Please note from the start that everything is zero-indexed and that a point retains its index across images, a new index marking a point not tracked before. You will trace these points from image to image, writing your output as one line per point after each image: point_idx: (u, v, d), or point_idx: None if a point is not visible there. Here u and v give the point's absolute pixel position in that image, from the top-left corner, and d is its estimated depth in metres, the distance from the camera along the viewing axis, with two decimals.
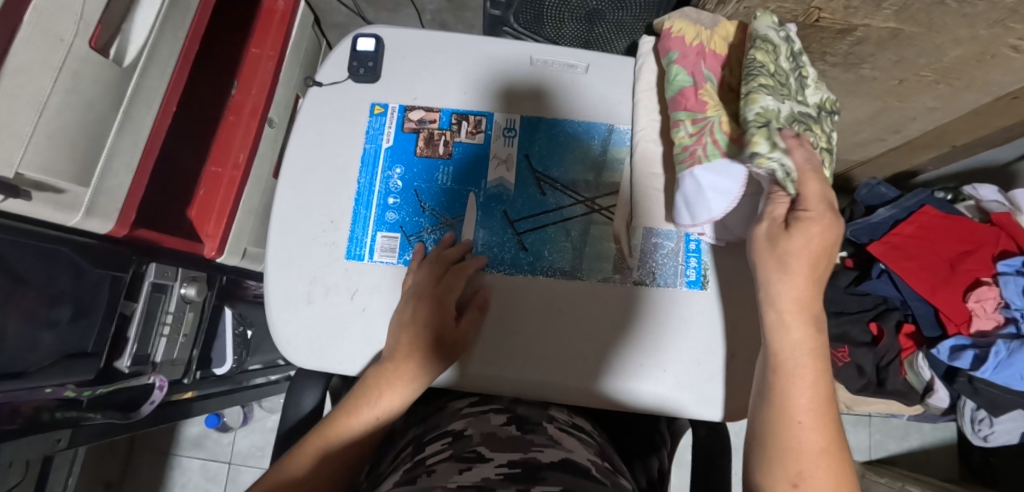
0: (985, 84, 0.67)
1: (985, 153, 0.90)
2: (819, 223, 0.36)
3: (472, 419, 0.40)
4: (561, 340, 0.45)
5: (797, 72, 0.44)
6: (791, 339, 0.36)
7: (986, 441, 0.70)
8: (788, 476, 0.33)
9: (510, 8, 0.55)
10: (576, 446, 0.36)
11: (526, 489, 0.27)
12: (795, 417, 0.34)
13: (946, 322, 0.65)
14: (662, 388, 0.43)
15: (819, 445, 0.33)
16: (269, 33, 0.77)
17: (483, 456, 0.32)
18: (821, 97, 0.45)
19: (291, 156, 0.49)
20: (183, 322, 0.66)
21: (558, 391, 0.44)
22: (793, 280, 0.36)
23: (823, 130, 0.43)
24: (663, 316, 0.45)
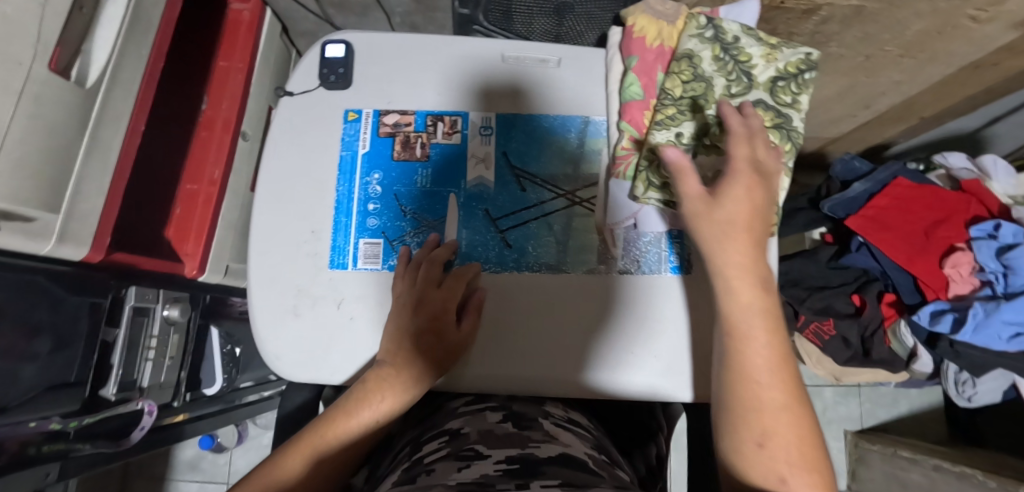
0: (947, 56, 0.68)
1: (953, 122, 0.92)
2: (741, 185, 0.38)
3: (469, 417, 0.39)
4: (553, 335, 0.45)
5: (736, 59, 0.46)
6: (741, 302, 0.36)
7: (970, 402, 0.72)
8: (752, 435, 0.32)
9: (477, 6, 0.55)
10: (573, 440, 0.36)
11: (525, 483, 0.27)
12: (753, 376, 0.34)
13: (924, 289, 0.66)
14: (654, 375, 0.44)
15: (779, 402, 0.33)
16: (236, 45, 0.76)
17: (480, 454, 0.32)
18: (774, 71, 0.46)
19: (267, 169, 0.49)
20: (168, 346, 0.65)
21: (553, 385, 0.44)
22: (735, 242, 0.37)
23: (767, 112, 0.45)
24: (653, 304, 0.46)
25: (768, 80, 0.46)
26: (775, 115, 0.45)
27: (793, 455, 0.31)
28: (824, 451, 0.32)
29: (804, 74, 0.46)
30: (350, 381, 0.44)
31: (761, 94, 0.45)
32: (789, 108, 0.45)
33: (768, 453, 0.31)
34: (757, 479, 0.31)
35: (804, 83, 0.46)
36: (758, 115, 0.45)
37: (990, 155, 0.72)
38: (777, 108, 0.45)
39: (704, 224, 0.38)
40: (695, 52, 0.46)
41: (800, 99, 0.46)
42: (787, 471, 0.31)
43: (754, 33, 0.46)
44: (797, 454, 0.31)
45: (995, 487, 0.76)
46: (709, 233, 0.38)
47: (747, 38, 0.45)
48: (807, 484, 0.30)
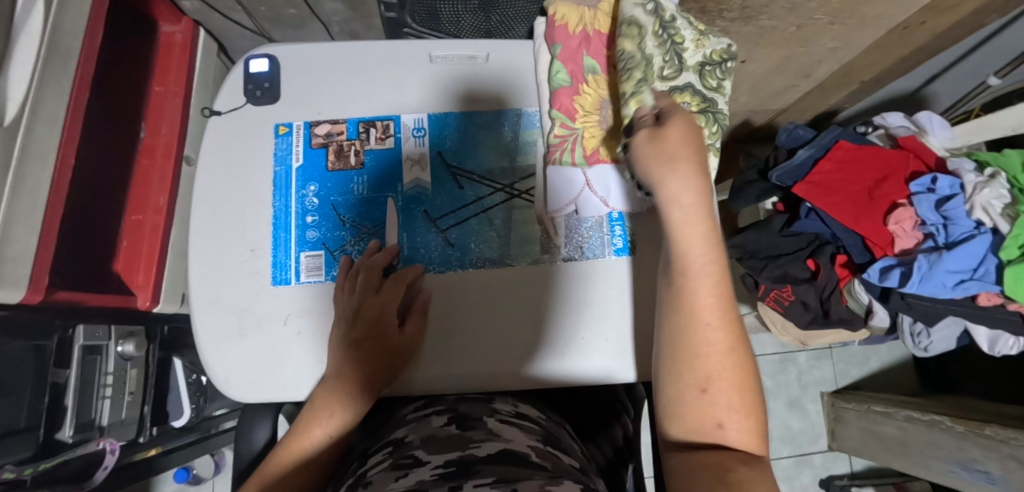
0: (875, 18, 0.70)
1: (894, 84, 0.95)
2: (685, 123, 0.38)
3: (414, 424, 0.39)
4: (500, 331, 0.45)
5: (672, 39, 0.46)
6: (690, 241, 0.35)
7: (926, 351, 0.74)
8: (697, 382, 0.33)
9: (403, 8, 0.54)
10: (516, 435, 0.37)
11: (458, 485, 0.26)
12: (703, 317, 0.33)
13: (873, 247, 0.68)
14: (604, 358, 0.44)
15: (724, 344, 0.33)
16: (170, 68, 0.74)
17: (417, 461, 0.31)
18: (703, 55, 0.47)
19: (200, 192, 0.48)
20: (126, 381, 0.63)
21: (505, 378, 0.44)
22: (683, 174, 0.36)
23: (696, 95, 0.46)
24: (597, 287, 0.46)
25: (696, 63, 0.47)
26: (701, 98, 0.46)
27: (734, 401, 0.32)
28: (760, 392, 0.34)
29: (727, 63, 0.47)
30: (305, 396, 0.44)
31: (690, 77, 0.46)
32: (714, 92, 0.47)
33: (710, 397, 0.32)
34: (694, 424, 0.32)
35: (728, 71, 0.47)
36: (685, 99, 0.46)
37: (925, 111, 0.74)
38: (704, 93, 0.46)
39: (646, 151, 0.37)
40: (633, 18, 0.45)
41: (724, 84, 0.47)
42: (725, 417, 0.32)
43: (687, 16, 0.47)
44: (737, 399, 0.32)
45: (962, 430, 0.79)
46: (648, 163, 0.37)
47: (681, 19, 0.46)
48: (745, 428, 0.32)
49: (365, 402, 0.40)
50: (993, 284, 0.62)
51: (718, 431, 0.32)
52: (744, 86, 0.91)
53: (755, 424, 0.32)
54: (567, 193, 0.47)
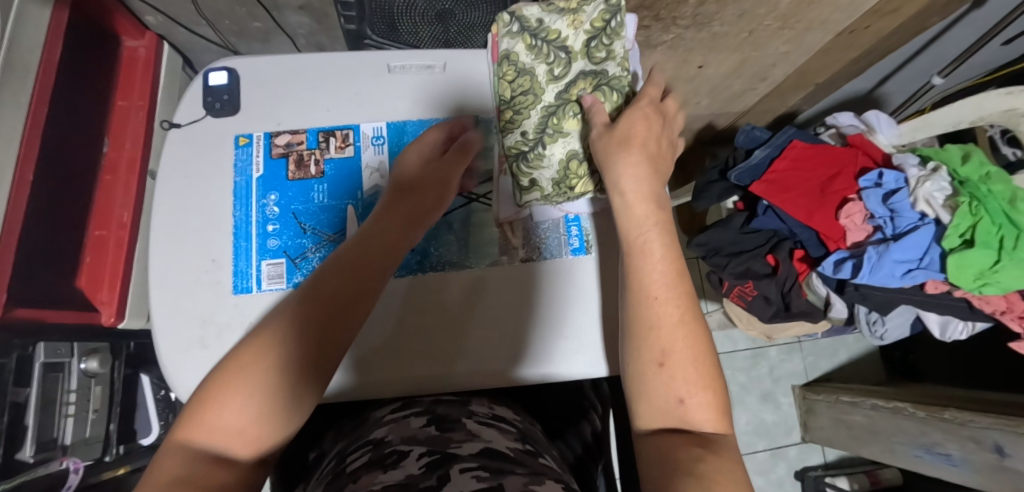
0: (821, 22, 0.74)
1: (848, 85, 0.99)
2: (641, 112, 0.41)
3: (393, 425, 0.38)
4: (482, 325, 0.47)
5: (547, 40, 0.45)
6: (636, 218, 0.37)
7: (882, 339, 0.76)
8: (654, 357, 0.32)
9: (363, 20, 0.56)
10: (495, 436, 0.36)
11: (444, 472, 0.26)
12: (652, 293, 0.34)
13: (826, 241, 0.71)
14: (572, 357, 0.46)
15: (675, 318, 0.33)
16: (134, 84, 0.74)
17: (401, 455, 0.31)
18: (585, 32, 0.45)
19: (160, 205, 0.48)
20: (89, 399, 0.62)
21: (479, 379, 0.45)
22: (628, 159, 0.39)
23: (593, 84, 0.45)
24: (567, 285, 0.48)
25: (583, 46, 0.45)
26: (595, 77, 0.45)
27: (691, 375, 0.31)
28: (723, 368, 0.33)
29: (614, 21, 0.44)
30: None
31: (582, 64, 0.45)
32: (606, 63, 0.45)
33: (668, 372, 0.31)
34: (658, 400, 0.32)
35: (615, 32, 0.44)
36: (582, 86, 0.45)
37: (873, 110, 0.77)
38: (596, 73, 0.45)
39: (599, 146, 0.41)
40: (511, 50, 0.46)
41: (616, 48, 0.45)
42: (685, 392, 0.31)
43: (554, 6, 0.45)
44: (694, 372, 0.31)
45: (924, 415, 0.82)
46: (602, 151, 0.40)
47: (550, 15, 0.45)
48: (705, 403, 0.31)
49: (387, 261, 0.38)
50: (937, 273, 0.65)
51: (680, 407, 0.31)
52: (705, 90, 0.94)
53: (718, 402, 0.31)
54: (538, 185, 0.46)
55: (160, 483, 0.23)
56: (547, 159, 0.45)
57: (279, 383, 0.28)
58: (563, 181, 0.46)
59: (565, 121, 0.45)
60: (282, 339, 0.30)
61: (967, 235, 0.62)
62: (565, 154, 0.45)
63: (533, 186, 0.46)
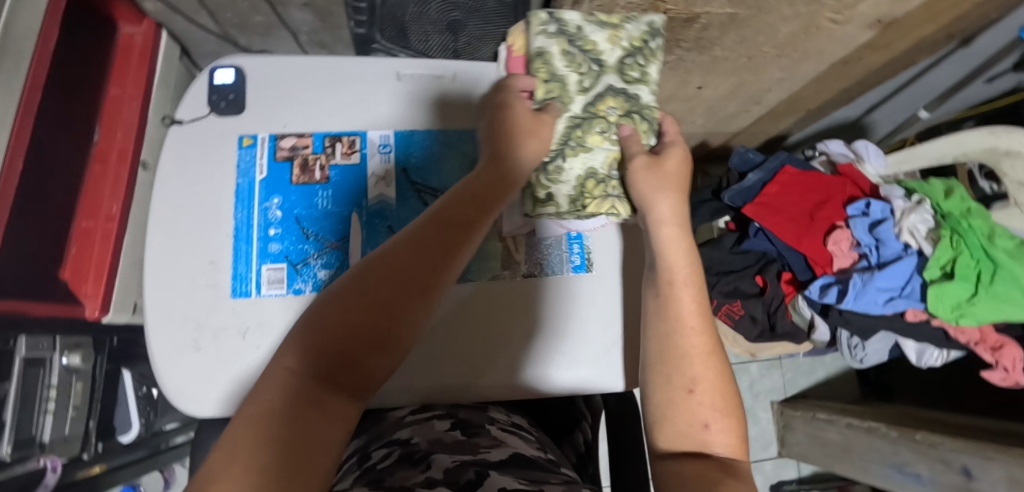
0: (818, 53, 0.76)
1: (839, 113, 1.01)
2: (675, 149, 0.45)
3: (416, 427, 0.40)
4: (497, 335, 0.48)
5: (583, 50, 0.44)
6: (677, 250, 0.40)
7: (862, 363, 0.79)
8: (683, 383, 0.34)
9: (373, 25, 0.55)
10: (519, 443, 0.40)
11: (482, 469, 0.32)
12: (688, 322, 0.36)
13: (814, 266, 0.72)
14: (578, 370, 0.48)
15: (704, 348, 0.35)
16: (128, 72, 0.72)
17: (433, 454, 0.35)
18: (622, 48, 0.44)
19: (158, 202, 0.47)
20: (70, 394, 0.61)
21: (494, 389, 0.47)
22: (664, 195, 0.42)
23: (622, 104, 0.46)
24: (569, 302, 0.50)
25: (616, 62, 0.45)
26: (625, 98, 0.46)
27: (717, 402, 0.33)
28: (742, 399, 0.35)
29: (652, 44, 0.44)
30: None
31: (612, 79, 0.45)
32: (637, 84, 0.46)
33: (696, 399, 0.33)
34: (682, 424, 0.33)
35: (652, 55, 0.45)
36: (612, 104, 0.46)
37: (862, 140, 0.80)
38: (626, 92, 0.46)
39: (645, 177, 0.43)
40: (544, 48, 0.43)
41: (648, 72, 0.46)
42: (710, 418, 0.33)
43: (594, 16, 0.44)
44: (720, 399, 0.33)
45: (896, 435, 0.85)
46: (645, 185, 0.43)
47: (590, 25, 0.44)
48: (728, 429, 0.32)
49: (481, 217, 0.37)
50: (918, 302, 0.68)
51: (705, 432, 0.32)
52: (701, 110, 0.95)
53: (739, 429, 0.33)
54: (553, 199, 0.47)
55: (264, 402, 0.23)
56: (565, 173, 0.47)
57: (371, 319, 0.28)
58: (579, 198, 0.47)
59: (587, 136, 0.46)
60: (377, 277, 0.29)
61: (947, 268, 0.65)
62: (582, 171, 0.47)
63: (549, 200, 0.47)
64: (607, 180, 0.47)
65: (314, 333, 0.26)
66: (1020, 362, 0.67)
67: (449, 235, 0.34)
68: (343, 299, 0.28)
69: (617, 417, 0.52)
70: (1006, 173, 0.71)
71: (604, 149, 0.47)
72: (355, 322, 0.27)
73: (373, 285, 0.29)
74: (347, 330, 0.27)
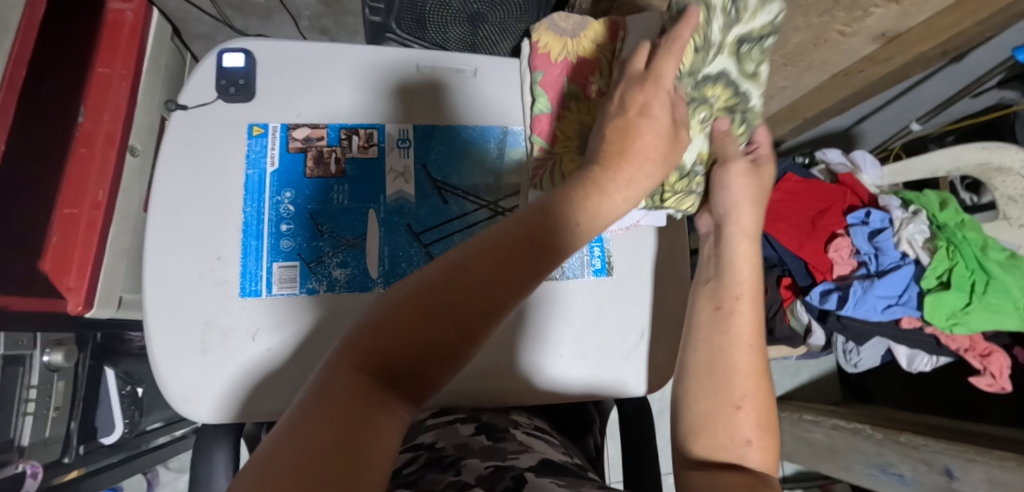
0: (822, 63, 0.77)
1: (833, 123, 1.03)
2: (766, 166, 0.46)
3: (440, 431, 0.39)
4: (523, 339, 0.48)
5: (735, 13, 0.39)
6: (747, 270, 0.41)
7: (856, 367, 0.81)
8: (731, 399, 0.34)
9: (390, 13, 0.53)
10: (546, 448, 0.39)
11: (518, 474, 0.31)
12: (748, 340, 0.37)
13: (814, 272, 0.73)
14: (597, 373, 0.49)
15: (754, 368, 0.36)
16: (118, 50, 0.68)
17: (462, 460, 0.34)
18: (748, 30, 0.41)
19: (161, 194, 0.44)
20: (52, 395, 0.57)
21: (515, 395, 0.47)
22: (745, 211, 0.44)
23: (727, 93, 0.44)
24: (590, 306, 0.50)
25: (734, 41, 0.41)
26: (733, 90, 0.44)
27: (762, 422, 0.33)
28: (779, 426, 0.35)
29: (767, 39, 0.42)
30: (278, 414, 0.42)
31: (727, 63, 0.42)
32: (748, 80, 0.44)
33: (742, 415, 0.33)
34: (725, 436, 0.32)
35: (763, 53, 0.43)
36: (719, 92, 0.43)
37: (860, 150, 0.81)
38: (739, 84, 0.44)
39: (751, 180, 0.45)
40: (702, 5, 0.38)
41: (759, 70, 0.44)
42: (754, 436, 0.33)
43: None
44: (764, 419, 0.34)
45: (880, 437, 0.87)
46: (740, 190, 0.44)
47: None
48: (769, 450, 0.32)
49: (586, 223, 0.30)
50: (914, 309, 0.70)
51: (747, 448, 0.32)
52: None
53: (775, 451, 0.33)
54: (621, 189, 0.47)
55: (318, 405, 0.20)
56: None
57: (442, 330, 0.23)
58: (658, 194, 0.46)
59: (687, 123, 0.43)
60: (460, 274, 0.25)
61: (943, 277, 0.68)
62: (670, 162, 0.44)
63: None
64: (691, 175, 0.46)
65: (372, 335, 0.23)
66: (1005, 368, 0.70)
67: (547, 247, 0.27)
68: (412, 303, 0.23)
69: (632, 422, 0.51)
70: (995, 187, 0.74)
71: (699, 140, 0.46)
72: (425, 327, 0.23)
73: (453, 283, 0.24)
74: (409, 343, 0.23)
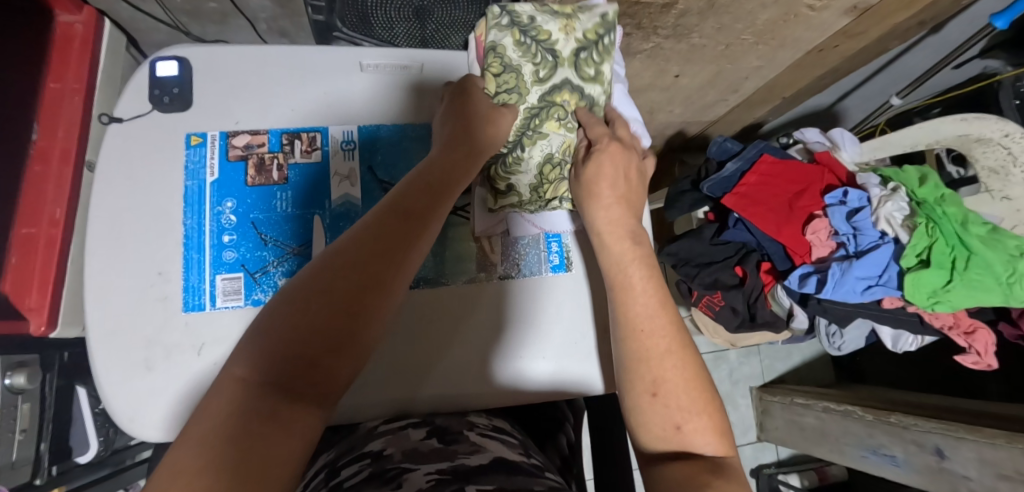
0: (794, 41, 0.75)
1: (813, 100, 1.00)
2: (608, 154, 0.45)
3: (389, 437, 0.38)
4: (482, 339, 0.47)
5: (537, 40, 0.45)
6: (618, 258, 0.41)
7: (840, 350, 0.80)
8: (646, 387, 0.33)
9: (332, 12, 0.52)
10: (499, 447, 0.37)
11: (460, 487, 0.28)
12: (637, 325, 0.36)
13: (792, 256, 0.72)
14: (558, 372, 0.47)
15: (664, 347, 0.34)
16: (69, 63, 0.66)
17: (407, 471, 0.31)
18: (574, 43, 0.46)
19: (96, 211, 0.43)
20: (17, 418, 0.57)
21: (476, 398, 0.46)
22: (604, 204, 0.44)
23: (577, 96, 0.47)
24: (550, 303, 0.49)
25: (570, 55, 0.46)
26: (579, 90, 0.47)
27: (685, 400, 0.32)
28: (716, 391, 0.34)
29: (603, 39, 0.47)
30: None
31: (567, 71, 0.46)
32: (592, 80, 0.47)
33: (662, 401, 0.32)
34: (654, 428, 0.32)
35: (604, 50, 0.47)
36: (567, 96, 0.47)
37: (838, 128, 0.79)
38: (582, 85, 0.47)
39: (578, 191, 0.46)
40: (497, 42, 0.45)
41: (601, 69, 0.48)
42: (681, 418, 0.31)
43: (547, 10, 0.46)
44: (688, 397, 0.32)
45: (871, 418, 0.86)
46: (585, 194, 0.45)
47: (542, 16, 0.45)
48: (704, 428, 0.31)
49: (439, 209, 0.36)
50: (896, 290, 0.68)
51: (678, 434, 0.31)
52: (679, 99, 0.92)
53: (715, 422, 0.31)
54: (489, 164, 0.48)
55: (215, 419, 0.21)
56: (525, 164, 0.47)
57: (327, 324, 0.26)
58: (540, 186, 0.48)
59: (545, 125, 0.46)
60: (334, 274, 0.28)
61: (923, 255, 0.66)
62: (541, 158, 0.47)
63: (510, 191, 0.48)
64: (562, 163, 0.48)
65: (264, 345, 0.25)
66: (991, 345, 0.69)
67: (405, 227, 0.32)
68: (289, 304, 0.26)
69: (599, 419, 0.50)
70: (976, 159, 0.72)
71: (559, 134, 0.47)
72: (313, 327, 0.26)
73: (326, 285, 0.27)
74: (304, 340, 0.25)
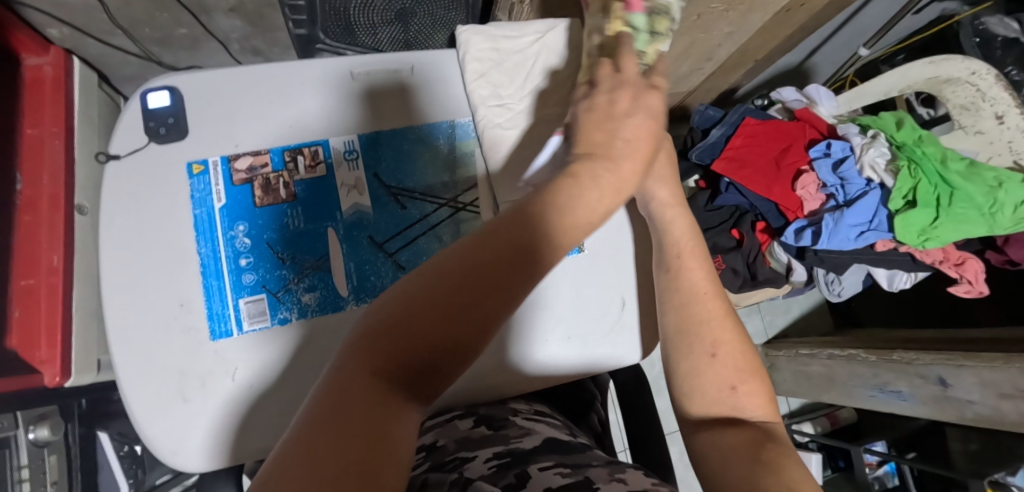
0: (762, 4, 0.77)
1: (784, 60, 1.01)
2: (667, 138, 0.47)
3: (440, 430, 0.39)
4: (513, 327, 0.48)
5: None
6: (677, 226, 0.42)
7: (840, 296, 0.83)
8: (706, 348, 0.34)
9: (315, 24, 0.51)
10: (546, 429, 0.38)
11: (522, 470, 0.28)
12: (703, 289, 0.38)
13: (786, 212, 0.74)
14: (587, 350, 0.49)
15: (720, 312, 0.36)
16: (43, 107, 0.64)
17: (466, 460, 0.31)
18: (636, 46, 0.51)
19: (107, 250, 0.42)
20: (47, 470, 0.57)
21: (510, 386, 0.47)
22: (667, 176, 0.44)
23: None
24: (568, 285, 0.50)
25: None
26: None
27: (739, 361, 0.34)
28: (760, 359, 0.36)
29: None
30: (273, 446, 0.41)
31: None
32: None
33: (720, 361, 0.34)
34: (711, 388, 0.33)
35: None
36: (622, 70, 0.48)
37: (814, 84, 0.81)
38: None
39: None
40: None
41: None
42: (736, 379, 0.33)
43: None
44: (742, 359, 0.34)
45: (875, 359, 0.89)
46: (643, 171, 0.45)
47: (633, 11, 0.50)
48: (757, 390, 0.33)
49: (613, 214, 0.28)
50: (886, 233, 0.71)
51: (734, 393, 0.33)
52: None
53: (764, 385, 0.34)
54: (491, 157, 0.48)
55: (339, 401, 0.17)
56: None
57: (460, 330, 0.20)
58: None
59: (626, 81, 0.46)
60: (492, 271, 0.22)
61: (909, 197, 0.69)
62: None
63: None
64: None
65: (391, 326, 0.20)
66: (980, 273, 0.73)
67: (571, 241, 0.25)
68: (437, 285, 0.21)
69: (628, 396, 0.52)
70: (948, 98, 0.76)
71: None
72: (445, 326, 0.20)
73: (482, 270, 0.22)
74: (431, 342, 0.20)
